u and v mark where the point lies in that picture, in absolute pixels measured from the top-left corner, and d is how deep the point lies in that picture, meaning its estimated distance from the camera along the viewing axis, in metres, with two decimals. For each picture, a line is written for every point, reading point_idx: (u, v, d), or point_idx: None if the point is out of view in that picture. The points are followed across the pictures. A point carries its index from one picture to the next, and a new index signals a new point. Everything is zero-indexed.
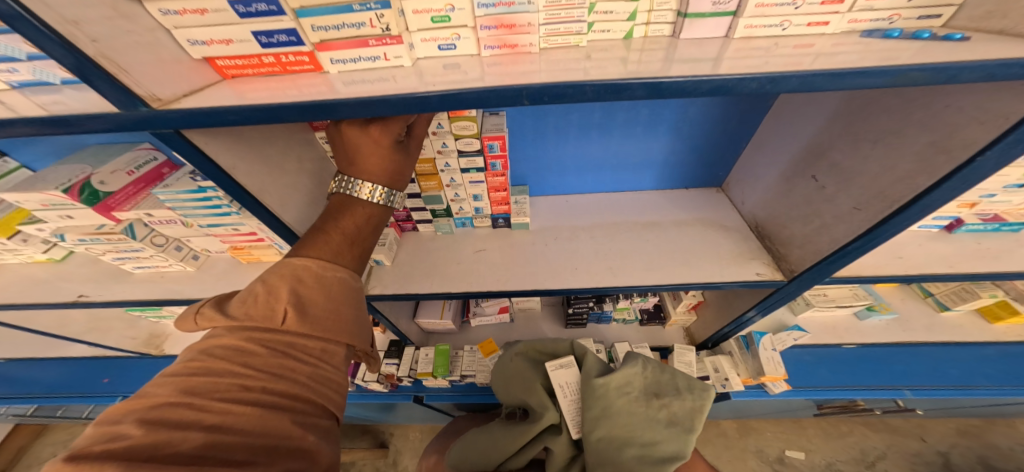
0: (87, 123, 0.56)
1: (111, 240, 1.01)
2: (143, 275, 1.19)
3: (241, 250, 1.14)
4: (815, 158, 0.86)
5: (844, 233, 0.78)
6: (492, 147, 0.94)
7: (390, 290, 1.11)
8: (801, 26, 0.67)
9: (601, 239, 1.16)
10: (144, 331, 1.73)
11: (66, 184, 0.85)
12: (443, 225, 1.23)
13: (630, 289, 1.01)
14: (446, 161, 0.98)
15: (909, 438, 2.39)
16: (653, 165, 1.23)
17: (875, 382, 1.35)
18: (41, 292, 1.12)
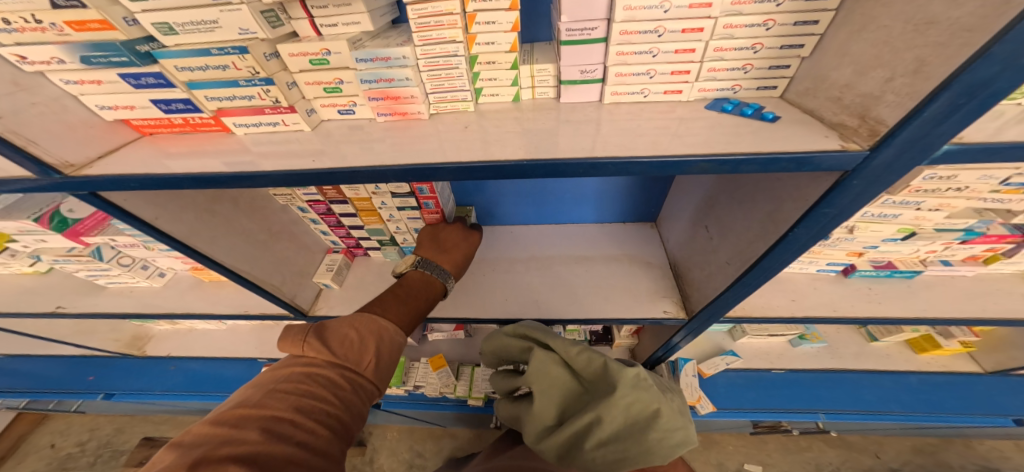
0: (10, 184, 0.64)
1: (80, 260, 1.09)
2: (114, 289, 1.28)
3: (202, 270, 1.20)
4: (710, 209, 0.93)
5: (721, 282, 0.85)
6: (422, 189, 1.03)
7: (334, 311, 1.21)
8: (659, 94, 0.70)
9: (532, 272, 1.20)
10: (127, 334, 1.76)
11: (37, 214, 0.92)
12: (391, 252, 1.32)
13: (549, 322, 1.05)
14: (382, 200, 1.06)
15: (864, 455, 2.45)
16: (589, 200, 1.24)
17: (796, 406, 1.36)
18: (21, 302, 1.22)
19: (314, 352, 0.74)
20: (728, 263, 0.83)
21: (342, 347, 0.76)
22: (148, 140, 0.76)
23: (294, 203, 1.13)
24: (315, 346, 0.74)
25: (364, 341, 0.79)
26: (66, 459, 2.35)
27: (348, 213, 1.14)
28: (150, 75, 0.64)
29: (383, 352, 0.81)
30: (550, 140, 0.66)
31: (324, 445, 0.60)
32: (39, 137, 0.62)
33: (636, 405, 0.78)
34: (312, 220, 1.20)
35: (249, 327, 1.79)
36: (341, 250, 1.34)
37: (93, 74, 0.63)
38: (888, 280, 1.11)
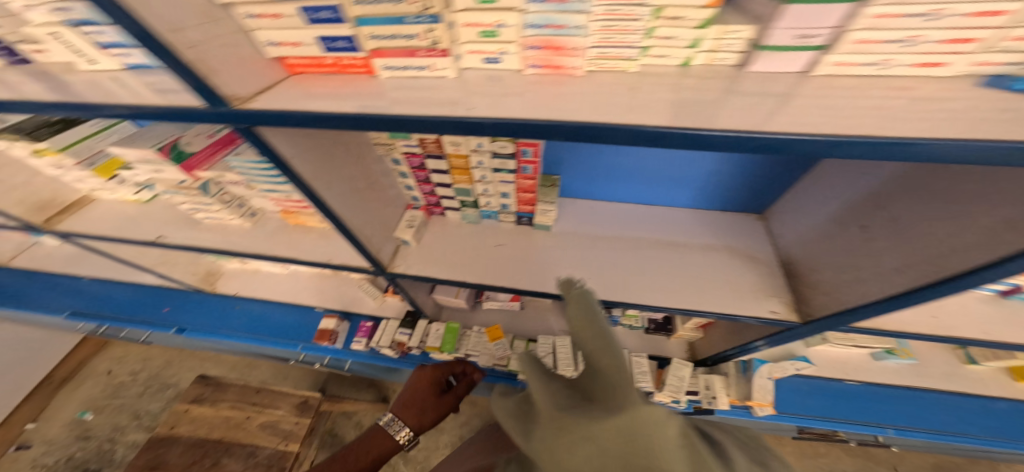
0: (182, 115, 0.62)
1: (190, 194, 1.11)
2: (210, 225, 1.24)
3: (291, 214, 1.26)
4: (871, 207, 0.77)
5: (873, 291, 0.72)
6: (525, 152, 0.98)
7: (412, 269, 1.20)
8: (903, 67, 0.53)
9: (620, 253, 1.11)
10: (203, 268, 1.76)
11: (159, 145, 0.94)
12: (469, 214, 1.28)
13: (638, 306, 1.00)
14: (479, 159, 1.02)
15: (882, 467, 2.47)
16: (694, 182, 1.16)
17: (862, 418, 1.33)
18: (130, 227, 1.20)
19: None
20: (893, 270, 0.69)
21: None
22: (299, 81, 0.70)
23: (389, 155, 1.10)
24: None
25: None
26: (120, 387, 2.62)
27: (439, 170, 1.11)
28: (329, 10, 0.59)
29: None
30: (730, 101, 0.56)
31: None
32: (219, 67, 0.58)
33: (623, 418, 0.38)
34: (401, 174, 1.17)
35: (308, 275, 1.81)
36: (421, 206, 1.30)
37: (277, 7, 0.58)
38: None
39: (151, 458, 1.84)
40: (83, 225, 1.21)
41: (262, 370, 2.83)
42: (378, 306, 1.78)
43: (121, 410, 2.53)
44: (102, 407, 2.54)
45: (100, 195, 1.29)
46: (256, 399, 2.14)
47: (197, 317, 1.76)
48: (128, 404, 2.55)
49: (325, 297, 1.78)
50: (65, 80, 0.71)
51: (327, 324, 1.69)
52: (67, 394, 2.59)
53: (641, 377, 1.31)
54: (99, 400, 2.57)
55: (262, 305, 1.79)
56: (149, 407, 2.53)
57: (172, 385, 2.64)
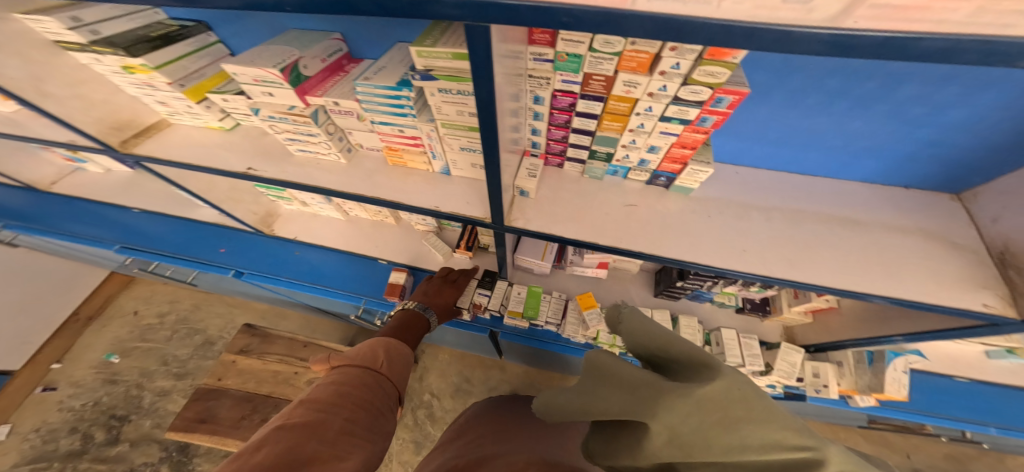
0: (411, 10, 0.47)
1: (297, 122, 0.96)
2: (302, 159, 1.10)
3: (393, 151, 1.08)
4: None
5: None
6: (719, 101, 0.74)
7: (533, 225, 1.02)
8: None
9: (781, 225, 0.91)
10: (263, 208, 1.59)
11: (281, 64, 0.84)
12: (595, 169, 1.08)
13: (810, 288, 0.81)
14: (651, 105, 0.80)
15: (897, 455, 2.60)
16: (896, 152, 0.86)
17: (977, 416, 1.29)
18: (211, 158, 1.08)
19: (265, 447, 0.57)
20: None
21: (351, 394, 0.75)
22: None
23: (532, 91, 0.90)
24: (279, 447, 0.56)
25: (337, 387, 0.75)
26: (148, 329, 2.63)
27: (588, 114, 0.90)
28: None
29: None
30: None
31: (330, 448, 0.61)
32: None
33: (722, 382, 0.43)
34: (534, 115, 0.96)
35: (370, 224, 1.64)
36: (540, 154, 1.10)
37: None
38: None
39: (201, 410, 1.86)
40: (170, 151, 1.11)
41: (291, 320, 2.74)
42: (446, 262, 1.60)
43: (151, 354, 2.54)
44: (128, 350, 2.55)
45: (177, 121, 1.19)
46: (303, 354, 2.07)
47: (256, 260, 1.63)
48: (157, 348, 2.57)
49: (389, 249, 1.60)
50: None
51: (397, 278, 1.51)
52: (95, 331, 2.60)
53: (753, 361, 1.24)
54: (126, 342, 2.58)
55: (324, 255, 1.64)
56: (178, 352, 2.56)
57: (200, 329, 2.66)
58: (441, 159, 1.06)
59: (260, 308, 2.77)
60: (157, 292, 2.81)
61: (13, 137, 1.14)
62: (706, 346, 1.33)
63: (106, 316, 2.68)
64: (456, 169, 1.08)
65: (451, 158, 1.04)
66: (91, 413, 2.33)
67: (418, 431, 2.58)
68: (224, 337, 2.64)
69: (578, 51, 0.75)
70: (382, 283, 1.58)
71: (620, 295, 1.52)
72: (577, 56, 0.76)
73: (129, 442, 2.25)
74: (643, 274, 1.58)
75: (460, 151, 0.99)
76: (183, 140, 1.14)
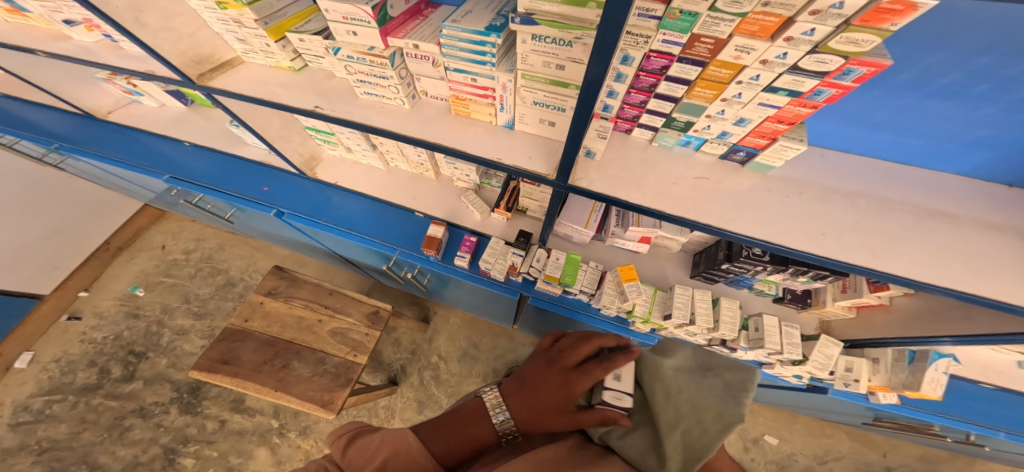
0: None
1: (373, 64, 0.90)
2: (367, 102, 1.05)
3: (459, 101, 0.99)
4: None
5: None
6: (846, 73, 0.69)
7: (597, 189, 1.00)
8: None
9: (862, 212, 0.89)
10: (309, 151, 1.56)
11: (374, 2, 0.79)
12: (667, 137, 1.05)
13: (885, 278, 0.80)
14: (760, 74, 0.76)
15: (874, 452, 2.73)
16: (1013, 146, 0.83)
17: (984, 420, 1.32)
18: (274, 95, 1.03)
19: (596, 377, 0.56)
20: None
21: (531, 367, 0.67)
22: None
23: (623, 50, 0.83)
24: (579, 375, 0.58)
25: (522, 380, 0.64)
26: (173, 264, 2.68)
27: (681, 79, 0.86)
28: None
29: (531, 456, 0.52)
30: None
31: (565, 356, 0.62)
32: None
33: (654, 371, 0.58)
34: (617, 75, 0.90)
35: (409, 176, 1.62)
36: (610, 118, 1.02)
37: None
38: None
39: (225, 351, 1.90)
40: (233, 84, 1.07)
41: (311, 268, 2.77)
42: (482, 221, 1.60)
43: (174, 291, 2.59)
44: (154, 284, 2.61)
45: (249, 60, 1.14)
46: (328, 301, 2.10)
47: (295, 202, 1.60)
48: (181, 285, 2.62)
49: (427, 204, 1.58)
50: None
51: (435, 231, 1.49)
52: (123, 261, 2.67)
53: (790, 349, 1.27)
54: (152, 275, 2.63)
55: (361, 203, 1.60)
56: (200, 290, 2.61)
57: (223, 269, 2.70)
58: (507, 114, 0.99)
59: (282, 254, 2.80)
60: (182, 229, 2.83)
61: (81, 61, 1.11)
62: (743, 331, 1.35)
63: (135, 249, 2.72)
64: (522, 123, 1.01)
65: (520, 112, 0.97)
66: (110, 347, 2.40)
67: (422, 391, 2.66)
68: (246, 280, 2.67)
69: (695, 9, 0.69)
70: (417, 236, 1.56)
71: (657, 273, 1.52)
72: (691, 14, 0.71)
73: (143, 380, 2.32)
74: (682, 255, 1.57)
75: (531, 106, 0.93)
76: (245, 76, 1.10)
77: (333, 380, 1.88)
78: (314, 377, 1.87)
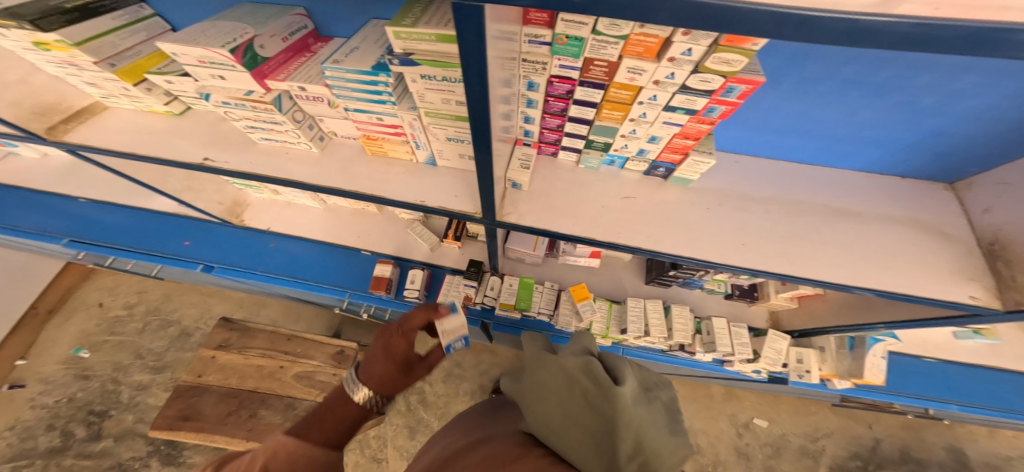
0: None
1: (256, 109, 0.84)
2: (268, 148, 0.99)
3: (372, 141, 0.97)
4: None
5: None
6: (731, 90, 0.70)
7: (528, 221, 0.98)
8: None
9: (780, 218, 0.90)
10: (229, 198, 1.50)
11: (232, 44, 0.73)
12: (591, 159, 1.03)
13: (813, 283, 0.81)
14: (656, 94, 0.76)
15: (860, 425, 2.80)
16: (894, 145, 0.87)
17: (936, 395, 1.35)
18: (163, 146, 0.98)
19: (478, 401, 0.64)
20: None
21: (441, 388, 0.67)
22: None
23: (527, 77, 0.82)
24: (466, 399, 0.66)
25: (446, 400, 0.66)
26: (116, 322, 2.52)
27: (587, 102, 0.85)
28: None
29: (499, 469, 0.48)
30: None
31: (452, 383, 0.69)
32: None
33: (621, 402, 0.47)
34: (528, 102, 0.89)
35: (351, 213, 1.57)
36: (533, 143, 1.03)
37: None
38: None
39: (183, 407, 1.80)
40: (116, 141, 1.00)
41: (273, 309, 2.65)
42: (432, 253, 1.55)
43: (123, 347, 2.44)
44: (98, 344, 2.44)
45: (113, 104, 1.07)
46: (287, 348, 2.00)
47: (224, 253, 1.55)
48: (130, 341, 2.46)
49: (372, 240, 1.54)
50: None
51: (382, 271, 1.44)
52: (59, 325, 2.49)
53: (742, 349, 1.28)
54: (94, 336, 2.47)
55: (301, 245, 1.55)
56: (152, 345, 2.46)
57: (172, 321, 2.55)
58: (426, 150, 0.96)
59: (237, 297, 2.68)
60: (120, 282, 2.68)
61: None
62: (697, 335, 1.35)
63: (68, 311, 2.54)
64: (442, 159, 0.99)
65: (437, 148, 0.95)
66: (68, 409, 2.25)
67: (410, 417, 2.58)
68: (202, 328, 2.54)
69: (580, 34, 0.68)
70: (365, 274, 1.51)
71: (613, 284, 1.51)
72: (577, 39, 0.69)
73: (113, 437, 2.18)
74: (635, 261, 1.57)
75: (446, 141, 0.91)
76: (121, 128, 1.04)
77: None
78: (285, 424, 1.81)
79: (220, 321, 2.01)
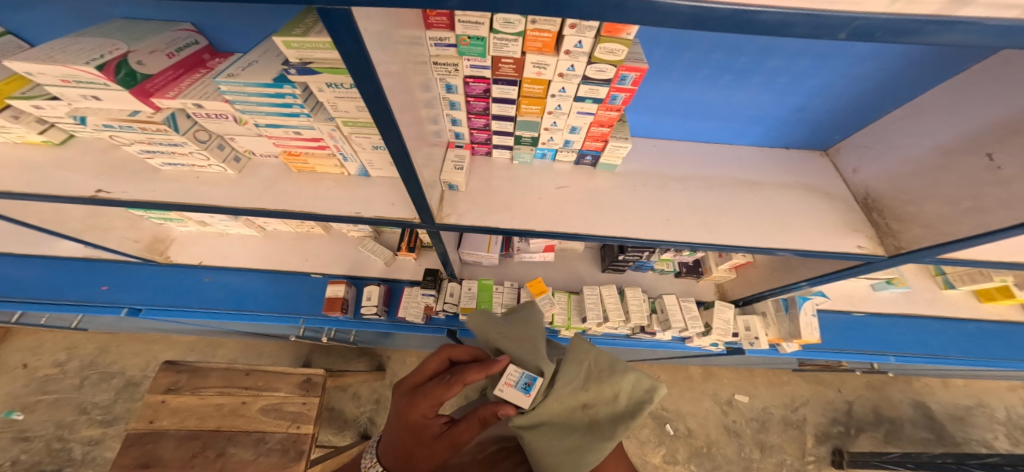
0: None
1: (146, 131, 0.82)
2: (173, 173, 0.98)
3: (295, 157, 0.98)
4: (1011, 133, 0.62)
5: (1003, 219, 0.61)
6: (623, 78, 0.76)
7: (468, 220, 0.99)
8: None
9: (697, 192, 0.97)
10: (148, 234, 1.49)
11: (98, 62, 0.71)
12: (523, 154, 1.07)
13: (730, 249, 0.87)
14: (564, 86, 0.81)
15: (830, 389, 2.95)
16: (772, 120, 0.99)
17: (871, 347, 1.46)
18: (47, 181, 0.91)
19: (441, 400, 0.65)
20: (981, 207, 0.64)
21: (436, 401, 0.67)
22: None
23: (443, 79, 0.84)
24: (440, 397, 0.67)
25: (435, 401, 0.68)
26: (48, 380, 2.37)
27: (505, 98, 0.88)
28: None
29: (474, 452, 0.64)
30: None
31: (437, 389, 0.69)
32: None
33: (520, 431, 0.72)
34: (451, 104, 0.92)
35: (294, 237, 1.58)
36: (465, 144, 1.07)
37: None
38: None
39: (140, 455, 1.68)
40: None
41: (228, 348, 2.57)
42: (389, 267, 1.56)
43: (62, 405, 2.30)
44: (32, 404, 2.29)
45: None
46: (247, 382, 1.92)
47: (153, 294, 1.50)
48: (69, 397, 2.32)
49: (323, 263, 1.53)
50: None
51: (335, 291, 1.42)
52: None
53: (693, 322, 1.33)
54: (24, 396, 2.31)
55: (239, 276, 1.52)
56: (96, 398, 2.33)
57: (114, 373, 2.41)
58: (354, 161, 0.97)
59: (186, 342, 2.56)
60: (44, 339, 2.49)
61: None
62: (653, 314, 1.41)
63: None
64: (374, 168, 1.00)
65: (366, 158, 0.96)
66: None
67: None
68: (150, 375, 2.42)
69: (479, 34, 0.71)
70: (318, 298, 1.50)
71: (570, 275, 1.56)
72: (480, 39, 0.72)
73: None
74: (588, 252, 1.62)
75: (373, 150, 0.92)
76: None
77: (283, 455, 1.75)
78: (258, 458, 1.73)
79: (163, 366, 1.90)
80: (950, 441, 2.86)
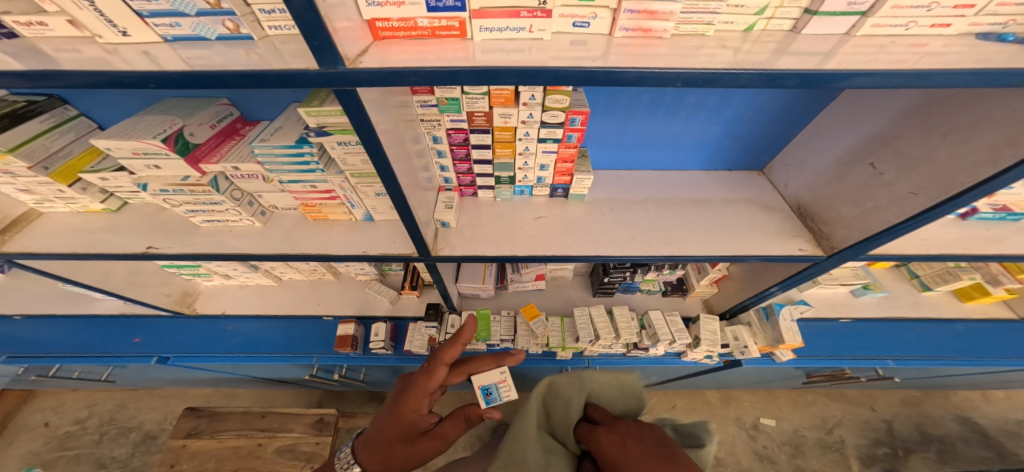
0: (276, 82, 0.57)
1: (194, 192, 1.00)
2: (210, 228, 1.15)
3: (310, 208, 1.15)
4: (880, 145, 0.89)
5: (895, 215, 0.82)
6: (574, 121, 0.94)
7: (459, 251, 1.11)
8: (924, 27, 0.62)
9: (654, 213, 1.15)
10: (177, 288, 1.65)
11: (163, 135, 0.89)
12: (504, 192, 1.23)
13: (686, 258, 1.02)
14: (527, 130, 0.98)
15: (862, 408, 2.81)
16: (706, 145, 1.23)
17: (868, 352, 1.48)
18: (100, 243, 1.08)
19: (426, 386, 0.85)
20: (879, 206, 0.87)
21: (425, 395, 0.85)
22: (387, 46, 0.65)
23: (429, 133, 1.02)
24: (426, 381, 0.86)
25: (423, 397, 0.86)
26: (67, 438, 2.44)
27: (482, 145, 1.04)
28: None
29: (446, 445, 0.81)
30: (818, 58, 0.59)
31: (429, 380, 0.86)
32: (338, 27, 0.55)
33: None
34: (438, 153, 1.09)
35: (307, 284, 1.72)
36: (454, 187, 1.23)
37: None
38: (1000, 222, 1.08)
39: None
40: (62, 243, 1.09)
41: (242, 398, 2.64)
42: (394, 306, 1.67)
43: (78, 462, 2.35)
44: (50, 462, 2.35)
45: (49, 210, 1.17)
46: (262, 425, 1.97)
47: (180, 342, 1.64)
48: (88, 453, 2.38)
49: (334, 304, 1.66)
50: (49, 52, 0.62)
51: (345, 330, 1.54)
52: None
53: (680, 335, 1.40)
54: (43, 455, 2.38)
55: (255, 325, 1.65)
56: (113, 453, 2.38)
57: (131, 428, 2.48)
58: (360, 207, 1.14)
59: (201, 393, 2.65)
60: (67, 399, 2.60)
61: None
62: (642, 330, 1.47)
63: (10, 435, 2.45)
64: (377, 213, 1.16)
65: (370, 204, 1.12)
66: None
67: None
68: (168, 428, 2.49)
69: (454, 96, 0.89)
70: (330, 337, 1.61)
71: (564, 301, 1.65)
72: (454, 99, 0.90)
73: None
74: (580, 278, 1.72)
75: (376, 196, 1.08)
76: (60, 230, 1.13)
77: None
78: None
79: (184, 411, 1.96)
80: (1013, 459, 2.62)
